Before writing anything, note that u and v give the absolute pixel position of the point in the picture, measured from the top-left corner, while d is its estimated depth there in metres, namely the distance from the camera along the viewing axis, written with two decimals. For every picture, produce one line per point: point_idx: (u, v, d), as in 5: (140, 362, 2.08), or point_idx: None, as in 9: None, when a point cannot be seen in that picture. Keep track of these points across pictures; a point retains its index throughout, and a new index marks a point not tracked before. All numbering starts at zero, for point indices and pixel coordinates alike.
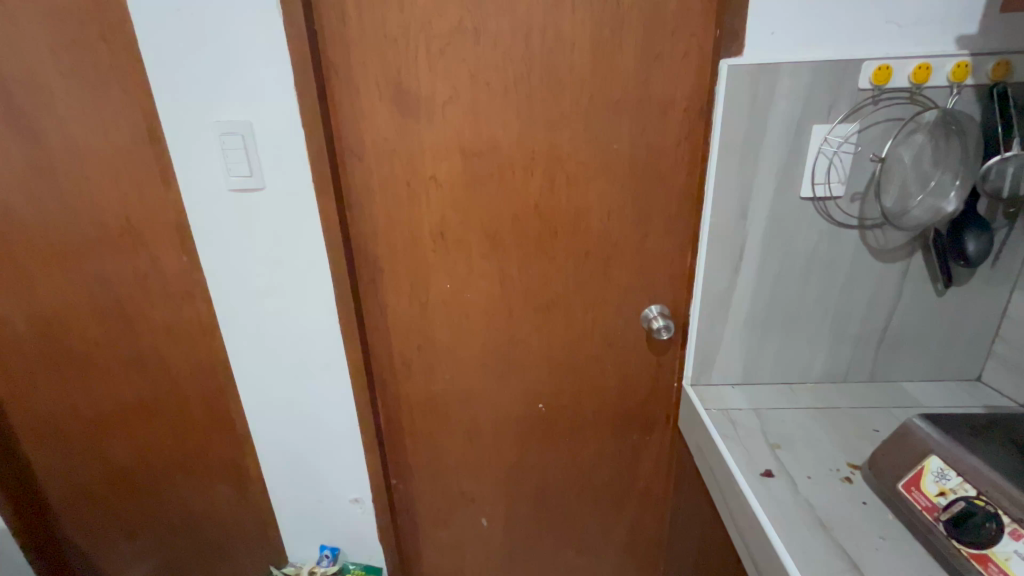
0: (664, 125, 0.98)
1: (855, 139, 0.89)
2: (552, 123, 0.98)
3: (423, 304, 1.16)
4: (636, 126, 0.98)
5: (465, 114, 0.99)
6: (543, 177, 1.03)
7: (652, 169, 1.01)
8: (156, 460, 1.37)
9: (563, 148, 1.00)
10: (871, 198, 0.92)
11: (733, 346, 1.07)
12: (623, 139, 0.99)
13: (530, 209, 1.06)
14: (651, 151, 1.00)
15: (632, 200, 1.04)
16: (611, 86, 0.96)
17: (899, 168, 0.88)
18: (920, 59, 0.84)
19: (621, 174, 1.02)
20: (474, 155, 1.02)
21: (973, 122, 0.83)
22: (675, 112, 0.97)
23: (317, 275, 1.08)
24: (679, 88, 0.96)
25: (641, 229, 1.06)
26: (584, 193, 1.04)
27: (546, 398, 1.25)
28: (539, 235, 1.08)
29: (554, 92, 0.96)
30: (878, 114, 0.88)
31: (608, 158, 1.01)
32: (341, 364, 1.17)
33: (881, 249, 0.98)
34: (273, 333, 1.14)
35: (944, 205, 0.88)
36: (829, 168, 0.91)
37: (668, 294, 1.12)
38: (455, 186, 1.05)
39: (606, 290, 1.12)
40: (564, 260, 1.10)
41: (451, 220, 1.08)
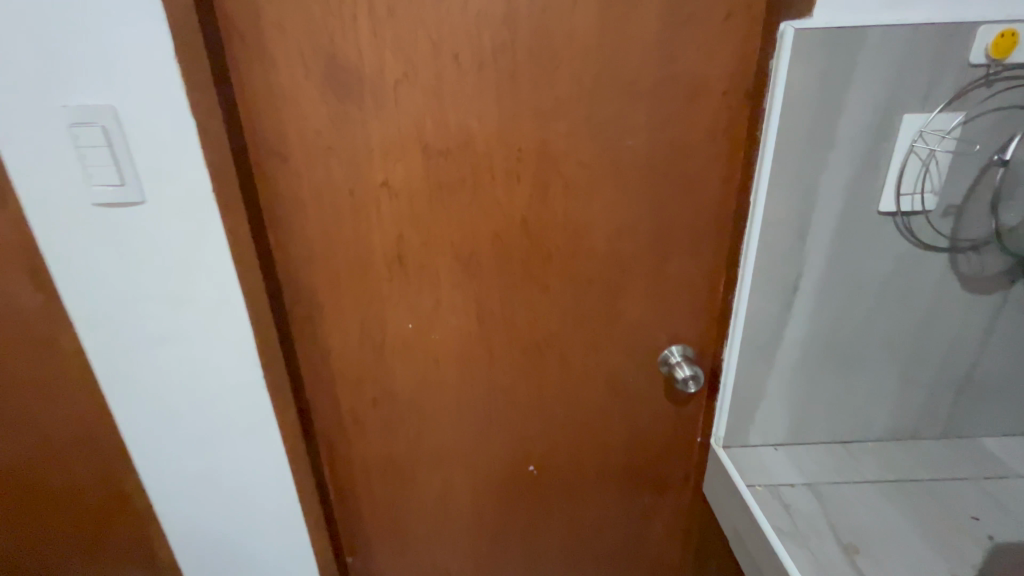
0: (695, 115, 0.73)
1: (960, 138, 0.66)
2: (544, 112, 0.72)
3: (377, 348, 0.88)
4: (658, 115, 0.73)
5: (424, 99, 0.71)
6: (532, 183, 0.76)
7: (677, 174, 0.76)
8: (32, 557, 1.05)
9: (559, 143, 0.74)
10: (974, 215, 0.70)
11: (777, 401, 0.84)
12: (641, 133, 0.74)
13: (516, 225, 0.79)
14: (678, 149, 0.75)
15: (651, 213, 0.78)
16: (626, 61, 0.70)
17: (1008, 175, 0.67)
18: None
19: (637, 179, 0.76)
20: (439, 153, 0.74)
21: None
22: (711, 97, 0.72)
23: (228, 318, 0.79)
24: (717, 64, 0.70)
25: (662, 250, 0.81)
26: (589, 204, 0.78)
27: (536, 458, 0.98)
28: (528, 259, 0.81)
29: (547, 69, 0.70)
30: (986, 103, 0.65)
31: (621, 157, 0.75)
32: (269, 428, 0.89)
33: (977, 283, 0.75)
34: (176, 391, 0.86)
35: None
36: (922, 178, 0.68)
37: (692, 331, 0.88)
38: (413, 193, 0.77)
39: (615, 326, 0.87)
40: (562, 290, 0.84)
41: (408, 240, 0.80)
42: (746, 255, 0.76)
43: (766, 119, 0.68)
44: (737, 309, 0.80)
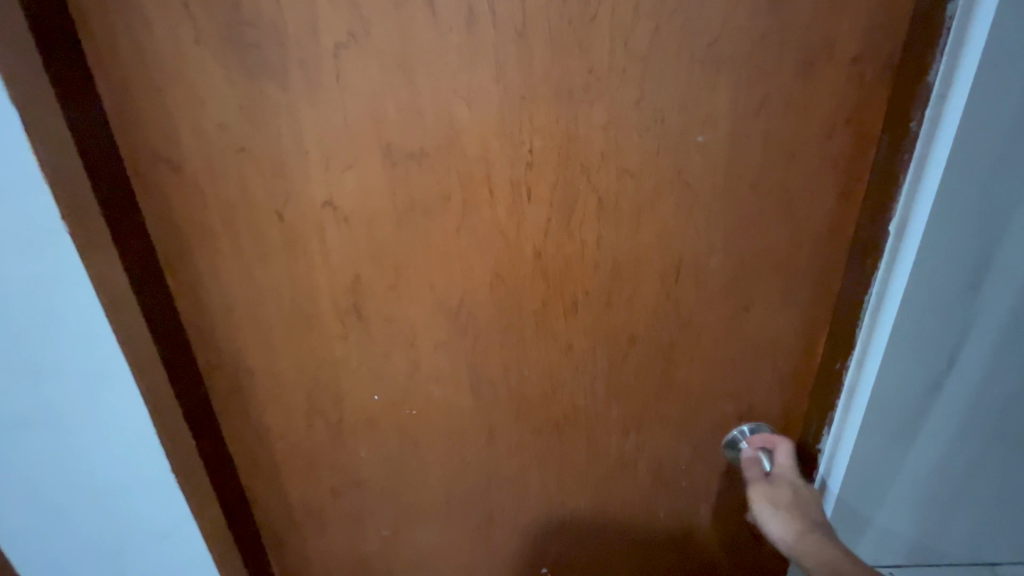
0: (807, 98, 0.46)
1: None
2: (570, 95, 0.46)
3: (331, 426, 0.63)
4: (749, 97, 0.46)
5: (382, 75, 0.46)
6: (552, 202, 0.51)
7: (771, 187, 0.50)
8: None
9: (594, 143, 0.48)
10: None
11: (892, 514, 0.59)
12: (720, 125, 0.47)
13: (526, 260, 0.54)
14: (774, 151, 0.48)
15: (728, 245, 0.52)
16: (703, 10, 0.43)
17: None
18: None
19: (709, 195, 0.50)
20: (409, 158, 0.49)
21: None
22: (835, 67, 0.45)
23: (109, 409, 0.52)
24: (854, 11, 0.43)
25: (741, 298, 0.55)
26: (636, 232, 0.52)
27: (552, 560, 0.74)
28: (543, 308, 0.56)
29: (576, 24, 0.44)
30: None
31: (688, 163, 0.49)
32: (188, 556, 0.62)
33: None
34: (35, 508, 0.56)
35: None
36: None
37: (774, 405, 0.62)
38: (373, 217, 0.52)
39: (667, 398, 0.61)
40: (592, 352, 0.58)
41: (370, 282, 0.55)
42: (873, 313, 0.50)
43: (932, 111, 0.43)
44: (845, 388, 0.55)
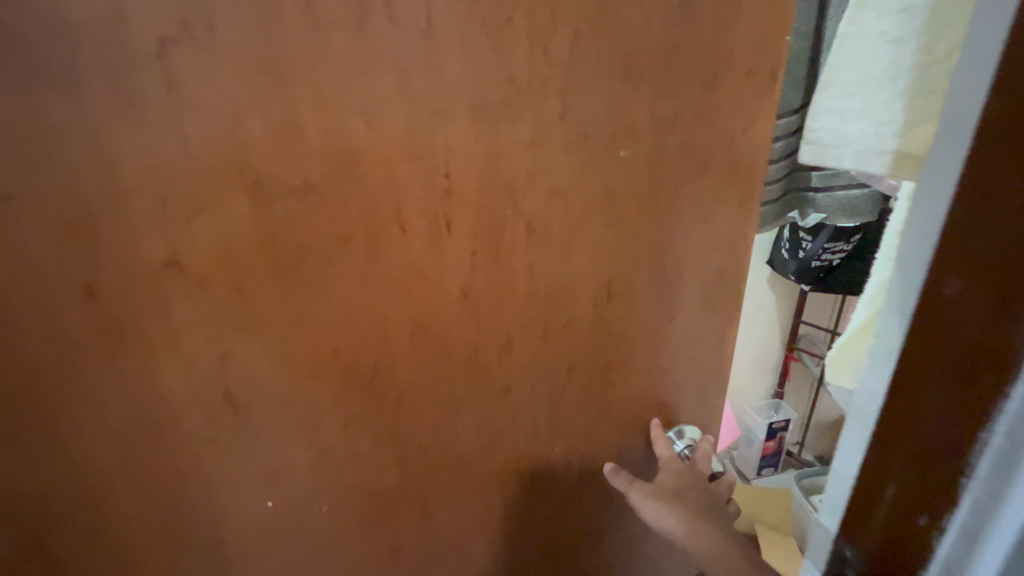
0: (714, 110, 0.47)
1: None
2: (489, 108, 0.40)
3: (209, 556, 0.47)
4: (665, 110, 0.45)
5: (238, 83, 0.33)
6: (476, 232, 0.44)
7: (688, 199, 0.50)
8: None
9: (518, 162, 0.42)
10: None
11: None
12: (641, 140, 0.45)
13: (452, 301, 0.45)
14: (689, 162, 0.48)
15: (653, 260, 0.51)
16: (620, 18, 0.41)
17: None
18: None
19: (634, 211, 0.48)
20: (288, 194, 0.37)
21: None
22: (735, 80, 0.46)
23: None
24: (748, 26, 0.45)
25: (666, 311, 0.55)
26: (567, 257, 0.48)
27: None
28: (474, 354, 0.49)
29: (491, 26, 0.38)
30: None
31: (613, 179, 0.46)
32: None
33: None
34: None
35: None
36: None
37: (700, 408, 0.63)
38: (243, 275, 0.38)
39: (606, 423, 0.58)
40: (529, 393, 0.53)
41: (247, 360, 0.41)
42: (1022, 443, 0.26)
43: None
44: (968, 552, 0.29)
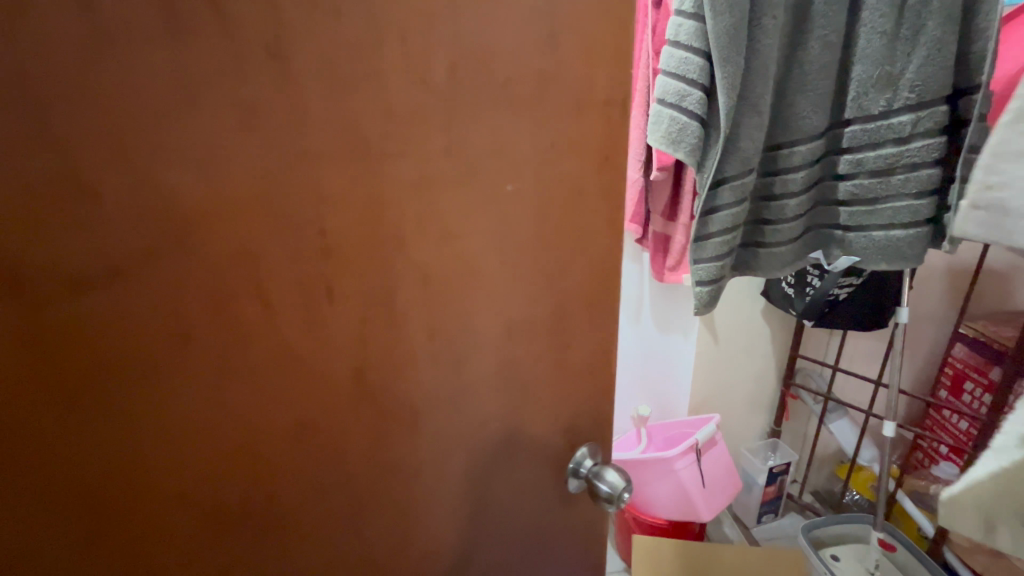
0: (590, 142, 0.46)
1: (699, 40, 0.70)
2: (358, 150, 0.36)
3: None
4: (547, 142, 0.44)
5: (15, 156, 0.28)
6: (354, 297, 0.40)
7: (576, 234, 0.49)
8: None
9: (400, 209, 0.39)
10: (682, 143, 0.73)
11: None
12: (525, 176, 0.44)
13: (341, 375, 0.42)
14: (576, 194, 0.47)
15: (550, 298, 0.50)
16: (493, 45, 0.39)
17: (700, 77, 0.71)
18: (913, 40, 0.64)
19: (527, 252, 0.47)
20: (111, 283, 0.32)
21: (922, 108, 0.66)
22: (602, 111, 0.46)
23: None
24: (616, 59, 0.46)
25: (567, 350, 0.54)
26: (465, 304, 0.45)
27: None
28: (366, 427, 0.45)
29: (357, 53, 0.35)
30: (763, 46, 0.69)
31: (501, 219, 0.44)
32: None
33: (693, 261, 0.81)
34: None
35: (900, 202, 0.70)
36: (661, 128, 0.75)
37: (606, 432, 0.64)
38: (60, 395, 0.32)
39: (516, 463, 0.56)
40: (431, 453, 0.49)
41: (68, 485, 0.34)
42: None
43: None
44: None
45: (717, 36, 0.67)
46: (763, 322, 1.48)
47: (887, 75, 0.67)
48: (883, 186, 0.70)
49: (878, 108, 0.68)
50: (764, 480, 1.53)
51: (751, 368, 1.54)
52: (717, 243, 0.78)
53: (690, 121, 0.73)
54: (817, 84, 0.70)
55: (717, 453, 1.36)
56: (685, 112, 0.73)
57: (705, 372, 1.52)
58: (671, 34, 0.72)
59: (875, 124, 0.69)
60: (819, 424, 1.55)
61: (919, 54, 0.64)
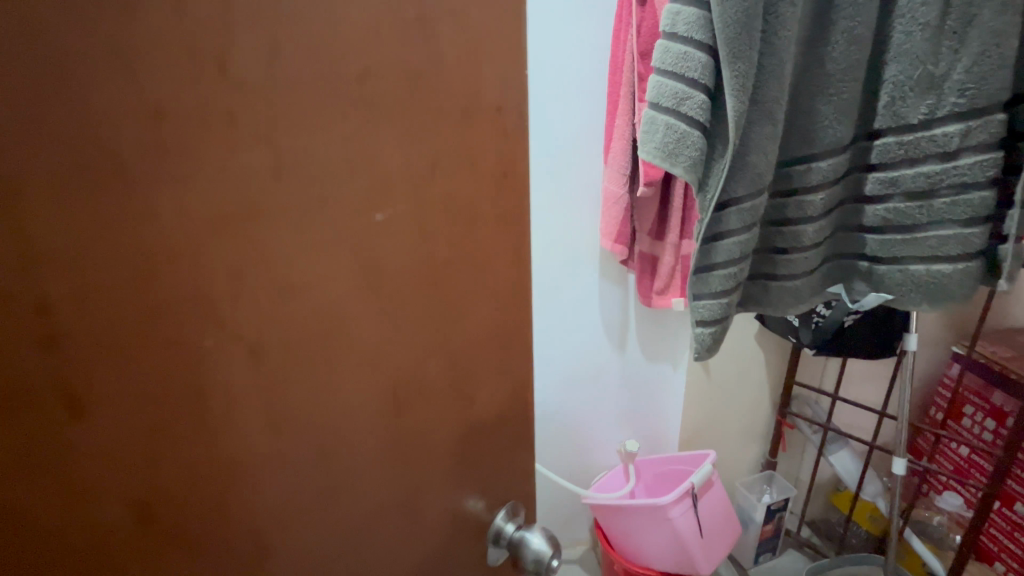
0: (474, 163, 0.43)
1: (701, 30, 0.58)
2: (125, 195, 0.28)
3: None
4: (420, 159, 0.39)
5: None
6: (121, 401, 0.30)
7: (466, 259, 0.45)
8: None
9: (183, 272, 0.31)
10: (679, 157, 0.60)
11: None
12: (397, 201, 0.39)
13: (116, 506, 0.31)
14: (455, 224, 0.43)
15: (439, 332, 0.45)
16: (337, 48, 0.33)
17: (703, 75, 0.58)
18: (967, 29, 0.52)
19: (408, 288, 0.41)
20: None
21: (975, 115, 0.55)
22: (489, 119, 0.43)
23: None
24: (492, 66, 0.42)
25: (463, 389, 0.49)
26: (318, 369, 0.38)
27: None
28: (173, 557, 0.34)
29: (122, 62, 0.27)
30: (780, 35, 0.56)
31: (366, 257, 0.38)
32: None
33: (692, 297, 0.68)
34: None
35: (946, 227, 0.58)
36: (654, 138, 0.61)
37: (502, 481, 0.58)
38: None
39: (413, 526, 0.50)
40: (289, 544, 0.41)
41: None
42: None
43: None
44: None
45: (723, 26, 0.55)
46: (757, 346, 1.33)
47: (930, 75, 0.55)
48: (923, 212, 0.59)
49: (917, 117, 0.56)
50: (762, 517, 1.40)
51: (744, 397, 1.40)
52: (721, 278, 0.65)
53: (690, 130, 0.59)
54: (843, 86, 0.58)
55: (714, 493, 1.23)
56: (684, 119, 0.59)
57: (697, 403, 1.40)
58: (667, 24, 0.59)
59: (913, 136, 0.57)
60: (817, 456, 1.44)
61: (972, 50, 0.52)
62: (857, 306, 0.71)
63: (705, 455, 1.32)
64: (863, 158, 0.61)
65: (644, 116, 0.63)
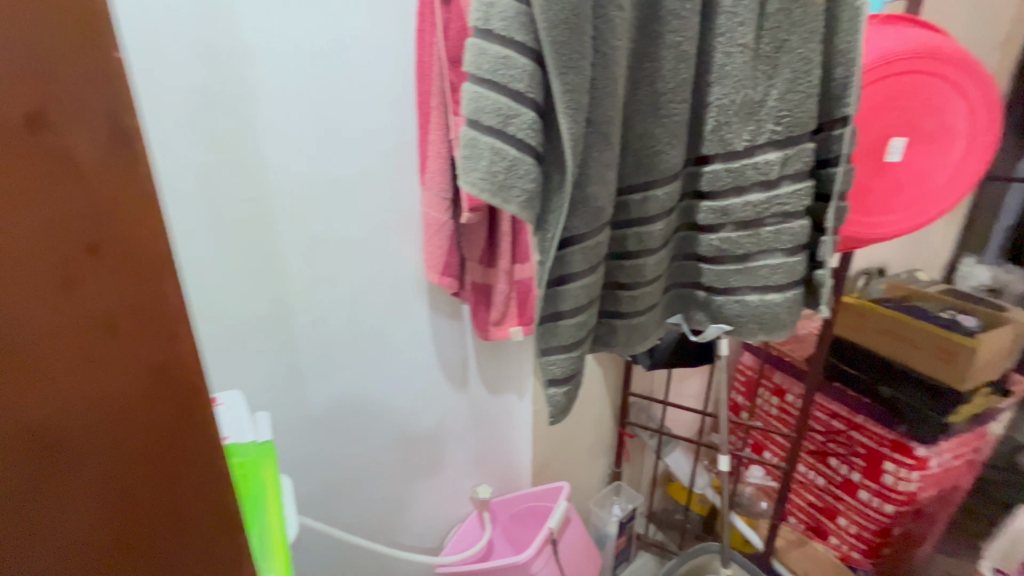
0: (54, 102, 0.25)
1: (522, 29, 0.45)
2: None
3: None
4: None
5: None
6: None
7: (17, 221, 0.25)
8: None
9: None
10: (512, 190, 0.48)
11: None
12: None
13: None
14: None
15: None
16: None
17: (530, 88, 0.46)
18: (779, 56, 0.51)
19: None
20: None
21: (789, 144, 0.54)
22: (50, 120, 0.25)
23: None
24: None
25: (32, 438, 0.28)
26: None
27: None
28: None
29: None
30: (608, 47, 0.48)
31: None
32: None
33: (540, 353, 0.56)
34: None
35: (773, 255, 0.57)
36: (479, 165, 0.47)
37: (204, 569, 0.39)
38: None
39: None
40: None
41: None
42: None
43: None
44: None
45: (549, 26, 0.43)
46: (597, 365, 1.32)
47: (749, 101, 0.52)
48: (753, 241, 0.57)
49: (742, 143, 0.54)
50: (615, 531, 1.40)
51: (589, 416, 1.39)
52: (571, 329, 0.55)
53: (522, 156, 0.47)
54: (674, 107, 0.52)
55: (575, 531, 1.18)
56: (513, 142, 0.47)
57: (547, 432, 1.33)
58: (478, 17, 0.46)
59: (739, 163, 0.54)
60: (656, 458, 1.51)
61: (784, 76, 0.51)
62: (699, 336, 0.68)
63: (561, 489, 1.26)
64: (695, 184, 0.58)
65: (462, 136, 0.48)
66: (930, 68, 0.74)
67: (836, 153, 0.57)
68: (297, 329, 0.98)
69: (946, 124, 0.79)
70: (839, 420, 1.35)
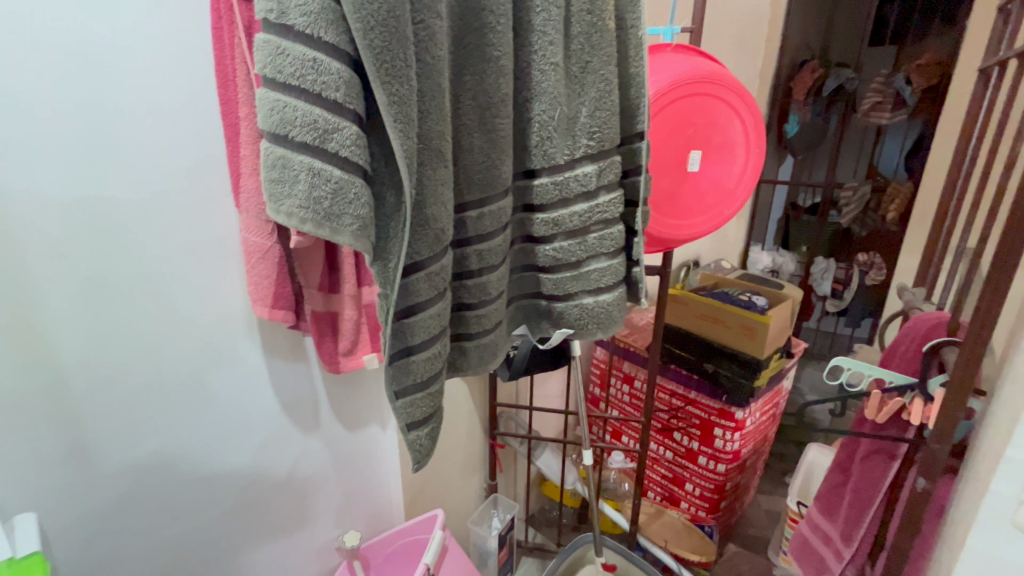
0: None
1: (333, 30, 0.39)
2: None
3: None
4: None
5: None
6: None
7: None
8: None
9: None
10: (343, 219, 0.42)
11: None
12: None
13: None
14: None
15: None
16: None
17: (351, 97, 0.41)
18: (585, 75, 0.54)
19: None
20: None
21: (603, 157, 0.57)
22: None
23: None
24: None
25: None
26: None
27: None
28: None
29: None
30: (421, 57, 0.45)
31: None
32: None
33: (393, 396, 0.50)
34: None
35: (598, 260, 0.61)
36: (295, 191, 0.41)
37: None
38: None
39: None
40: None
41: None
42: None
43: None
44: None
45: (364, 26, 0.39)
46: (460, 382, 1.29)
47: (565, 117, 0.54)
48: (582, 249, 0.59)
49: (563, 157, 0.55)
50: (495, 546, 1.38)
51: (458, 435, 1.35)
52: (426, 363, 0.51)
53: (350, 177, 0.42)
54: (501, 122, 0.51)
55: (452, 559, 1.13)
56: (335, 161, 0.41)
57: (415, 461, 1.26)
58: (271, 10, 0.39)
59: (563, 176, 0.56)
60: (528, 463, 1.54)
61: (592, 94, 0.54)
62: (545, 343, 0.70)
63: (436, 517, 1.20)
64: (524, 199, 0.58)
65: (269, 155, 0.41)
66: (711, 90, 0.87)
67: (637, 164, 0.62)
68: (76, 397, 0.77)
69: (729, 138, 0.93)
70: (678, 397, 1.55)
